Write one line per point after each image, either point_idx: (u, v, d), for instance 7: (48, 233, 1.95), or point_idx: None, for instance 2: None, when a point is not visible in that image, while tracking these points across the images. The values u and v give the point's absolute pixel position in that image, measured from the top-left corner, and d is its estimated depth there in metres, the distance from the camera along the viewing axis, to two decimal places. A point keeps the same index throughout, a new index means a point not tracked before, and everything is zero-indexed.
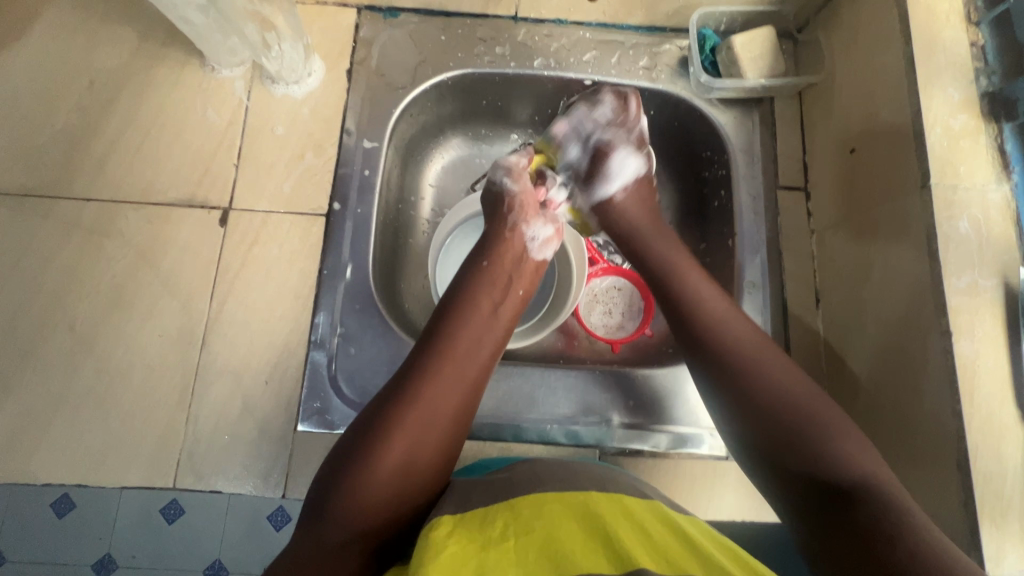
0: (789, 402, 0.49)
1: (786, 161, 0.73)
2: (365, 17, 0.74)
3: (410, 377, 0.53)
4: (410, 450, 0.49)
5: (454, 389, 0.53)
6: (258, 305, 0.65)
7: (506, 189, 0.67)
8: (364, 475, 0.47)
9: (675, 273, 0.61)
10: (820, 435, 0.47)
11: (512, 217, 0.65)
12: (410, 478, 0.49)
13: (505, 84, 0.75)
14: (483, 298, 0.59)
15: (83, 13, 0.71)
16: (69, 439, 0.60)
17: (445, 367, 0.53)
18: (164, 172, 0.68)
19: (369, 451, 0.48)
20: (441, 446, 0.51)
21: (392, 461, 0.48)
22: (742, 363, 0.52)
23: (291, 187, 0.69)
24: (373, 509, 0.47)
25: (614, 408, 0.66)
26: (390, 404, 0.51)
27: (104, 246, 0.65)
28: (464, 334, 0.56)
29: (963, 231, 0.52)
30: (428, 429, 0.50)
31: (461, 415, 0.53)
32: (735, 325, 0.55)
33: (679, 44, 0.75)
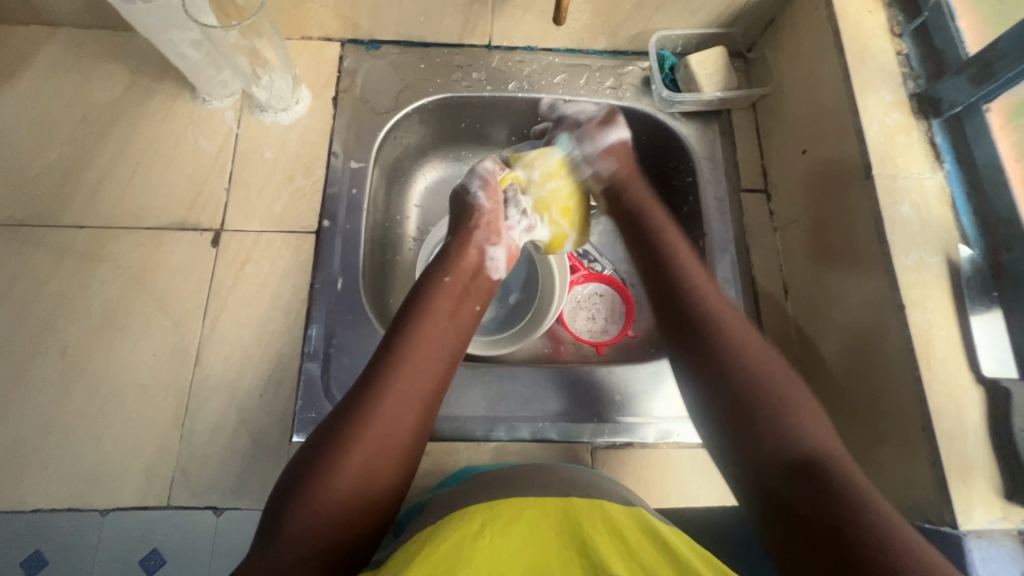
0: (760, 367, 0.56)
1: (747, 166, 0.79)
2: (349, 50, 0.79)
3: (361, 388, 0.54)
4: (368, 467, 0.51)
5: (411, 392, 0.55)
6: (251, 320, 0.67)
7: (477, 202, 0.70)
8: (325, 496, 0.49)
9: (687, 264, 0.66)
10: (790, 406, 0.54)
11: (476, 234, 0.68)
12: (369, 494, 0.51)
13: (482, 106, 0.81)
14: (436, 315, 0.61)
15: (77, 53, 0.75)
16: (59, 463, 0.60)
17: (399, 383, 0.55)
18: (157, 198, 0.70)
19: (332, 456, 0.51)
20: (401, 456, 0.53)
21: (349, 481, 0.50)
22: (720, 331, 0.59)
23: (282, 207, 0.71)
24: (327, 524, 0.48)
25: (603, 403, 0.68)
26: (345, 411, 0.53)
27: (97, 270, 0.66)
28: (411, 350, 0.57)
29: (905, 214, 0.57)
30: (384, 446, 0.52)
31: (420, 413, 0.55)
32: (726, 317, 0.61)
33: (641, 65, 0.82)
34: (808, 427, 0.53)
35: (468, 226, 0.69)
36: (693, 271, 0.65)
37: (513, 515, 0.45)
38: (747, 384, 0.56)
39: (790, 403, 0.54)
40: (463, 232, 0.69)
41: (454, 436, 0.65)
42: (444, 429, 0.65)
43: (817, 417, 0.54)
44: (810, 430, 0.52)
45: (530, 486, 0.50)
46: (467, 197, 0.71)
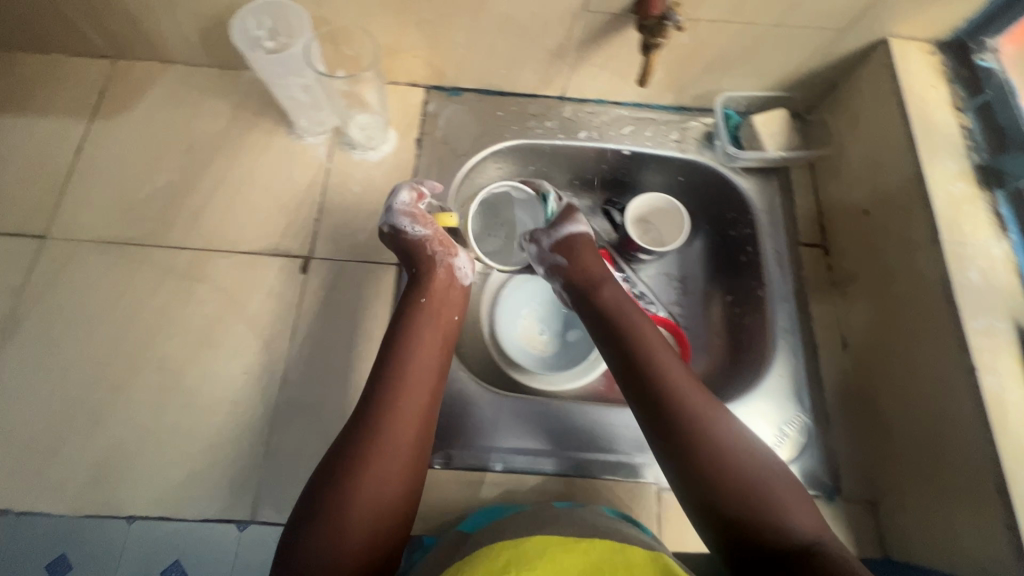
0: (724, 443, 0.56)
1: (806, 221, 0.82)
2: (433, 96, 0.85)
3: (356, 426, 0.57)
4: (377, 482, 0.54)
5: (408, 422, 0.58)
6: (336, 344, 0.70)
7: (418, 236, 0.70)
8: (337, 517, 0.52)
9: (644, 337, 0.64)
10: (757, 477, 0.55)
11: (436, 256, 0.70)
12: (380, 511, 0.54)
13: (553, 152, 0.86)
14: (424, 333, 0.64)
15: (187, 88, 0.82)
16: (151, 472, 0.63)
17: (395, 398, 0.58)
18: (252, 225, 0.75)
19: (341, 495, 0.53)
20: (404, 472, 0.56)
21: (360, 500, 0.53)
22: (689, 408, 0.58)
23: (367, 239, 0.76)
24: (341, 543, 0.51)
25: (632, 444, 0.70)
26: (349, 444, 0.55)
27: (196, 290, 0.71)
28: (403, 366, 0.60)
29: (974, 280, 0.60)
30: (388, 461, 0.55)
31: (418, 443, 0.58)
32: (689, 389, 0.60)
33: (704, 121, 0.87)
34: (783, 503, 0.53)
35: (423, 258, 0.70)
36: (653, 342, 0.63)
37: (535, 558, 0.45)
38: (693, 432, 0.56)
39: (762, 484, 0.54)
40: (422, 259, 0.70)
41: (524, 469, 0.68)
42: (516, 463, 0.68)
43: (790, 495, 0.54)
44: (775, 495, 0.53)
45: (550, 527, 0.53)
46: (404, 236, 0.70)
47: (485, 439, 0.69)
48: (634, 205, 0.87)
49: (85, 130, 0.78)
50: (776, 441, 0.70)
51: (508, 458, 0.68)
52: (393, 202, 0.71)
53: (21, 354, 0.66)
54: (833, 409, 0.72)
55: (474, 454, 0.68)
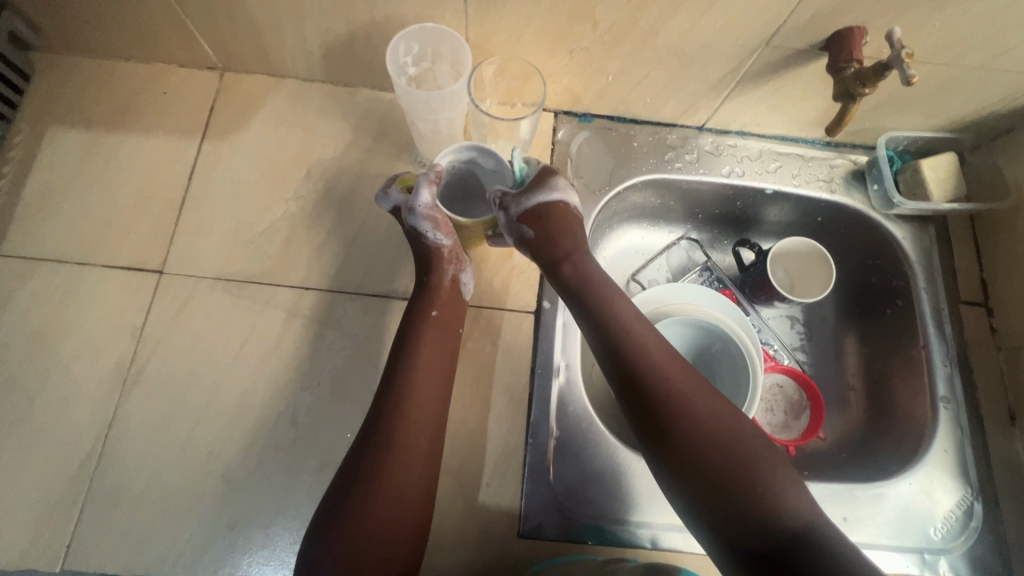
0: (730, 440, 0.50)
1: (966, 277, 0.76)
2: (563, 121, 0.78)
3: (375, 431, 0.53)
4: (397, 491, 0.51)
5: (417, 439, 0.54)
6: (474, 400, 0.66)
7: (437, 243, 0.62)
8: (359, 529, 0.49)
9: (638, 335, 0.56)
10: (754, 471, 0.49)
11: (448, 270, 0.63)
12: (401, 525, 0.51)
13: (688, 188, 0.79)
14: (427, 333, 0.59)
15: (301, 106, 0.75)
16: (291, 539, 0.59)
17: (408, 402, 0.55)
18: (379, 264, 0.70)
19: (351, 519, 0.49)
20: (423, 482, 0.53)
21: (381, 511, 0.50)
22: (695, 423, 0.51)
23: (500, 284, 0.70)
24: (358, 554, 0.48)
25: None
26: (370, 449, 0.52)
27: (324, 336, 0.66)
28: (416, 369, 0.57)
29: None
30: (408, 468, 0.52)
31: (429, 460, 0.54)
32: (696, 400, 0.52)
33: (854, 159, 0.80)
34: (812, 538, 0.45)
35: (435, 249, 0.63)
36: (650, 343, 0.55)
37: None
38: (699, 450, 0.50)
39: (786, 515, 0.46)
40: (432, 265, 0.63)
41: (682, 547, 0.62)
42: (673, 541, 0.62)
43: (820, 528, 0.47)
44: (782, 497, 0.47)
45: None
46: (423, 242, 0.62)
47: (638, 513, 0.62)
48: (789, 241, 0.80)
49: (196, 151, 0.72)
50: (945, 523, 0.65)
51: (663, 535, 0.62)
52: (415, 202, 0.60)
53: (146, 403, 0.62)
54: (1003, 491, 0.67)
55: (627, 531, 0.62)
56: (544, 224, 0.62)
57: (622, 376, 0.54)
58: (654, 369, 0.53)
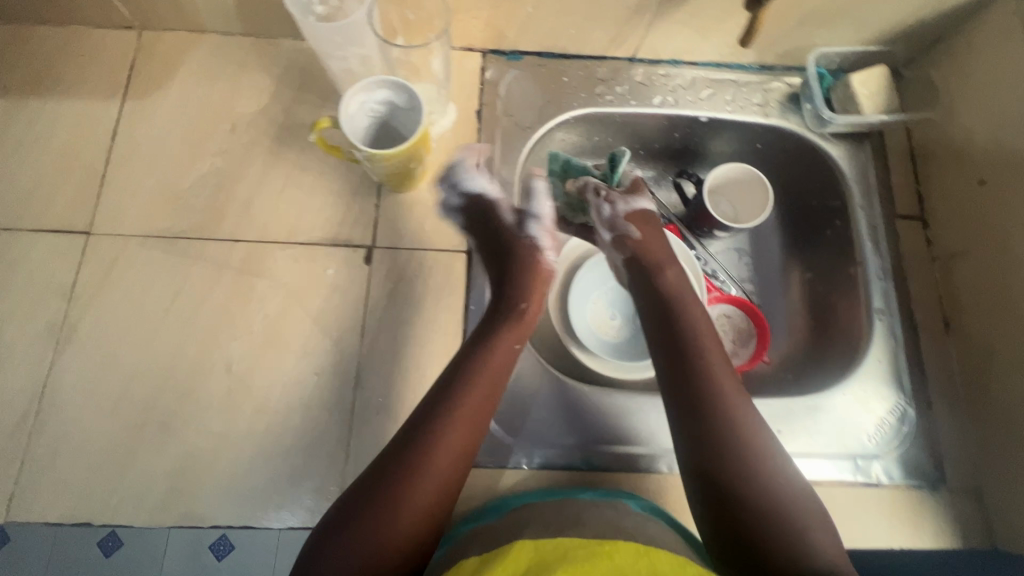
0: (761, 447, 0.54)
1: (902, 191, 0.75)
2: (490, 60, 0.77)
3: (431, 419, 0.53)
4: (441, 483, 0.51)
5: (463, 444, 0.53)
6: (408, 340, 0.66)
7: (515, 233, 0.67)
8: (397, 515, 0.49)
9: (703, 337, 0.61)
10: (771, 481, 0.53)
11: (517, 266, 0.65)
12: (436, 514, 0.51)
13: (622, 122, 0.79)
14: (507, 335, 0.60)
15: (221, 60, 0.74)
16: (231, 481, 0.60)
17: (465, 399, 0.55)
18: (309, 213, 0.69)
19: (388, 501, 0.49)
20: (463, 475, 0.53)
21: (423, 499, 0.50)
22: (736, 421, 0.55)
23: (432, 225, 0.70)
24: (395, 540, 0.48)
25: None
26: (423, 438, 0.52)
27: (255, 286, 0.66)
28: (483, 372, 0.57)
29: None
30: (458, 462, 0.52)
31: (460, 463, 0.53)
32: (739, 400, 0.56)
33: (789, 82, 0.79)
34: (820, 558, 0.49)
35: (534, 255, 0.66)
36: (711, 345, 0.60)
37: (552, 555, 0.45)
38: (729, 442, 0.54)
39: (796, 532, 0.50)
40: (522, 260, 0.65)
41: (616, 466, 0.64)
42: (606, 460, 0.64)
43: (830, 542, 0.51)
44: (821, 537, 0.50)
45: (570, 526, 0.52)
46: (487, 229, 0.67)
47: (572, 436, 0.65)
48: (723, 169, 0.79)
49: (117, 112, 0.72)
50: (877, 429, 0.66)
51: (597, 455, 0.64)
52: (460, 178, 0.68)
53: (81, 361, 0.63)
54: (936, 395, 0.68)
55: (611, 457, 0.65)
56: (639, 224, 0.69)
57: (692, 384, 0.57)
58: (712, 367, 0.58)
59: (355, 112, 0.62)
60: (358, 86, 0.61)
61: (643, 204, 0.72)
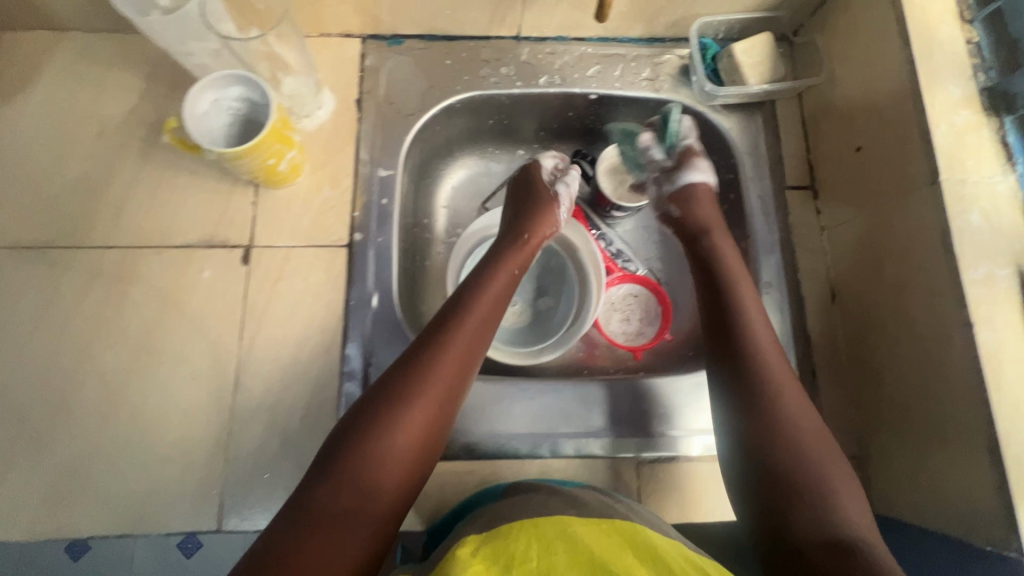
0: (786, 386, 0.57)
1: (793, 161, 0.75)
2: (370, 46, 0.75)
3: (424, 352, 0.58)
4: (433, 408, 0.55)
5: (451, 384, 0.57)
6: (287, 340, 0.65)
7: (559, 194, 0.74)
8: (387, 438, 0.52)
9: (739, 290, 0.64)
10: (790, 421, 0.55)
11: (539, 225, 0.72)
12: (427, 441, 0.55)
13: (512, 103, 0.78)
14: (493, 280, 0.66)
15: (87, 60, 0.71)
16: (108, 489, 0.60)
17: (456, 337, 0.59)
18: (183, 214, 0.68)
19: (381, 426, 0.53)
20: (451, 406, 0.57)
21: (414, 425, 0.54)
22: (761, 362, 0.59)
23: (310, 221, 0.69)
24: (388, 462, 0.52)
25: (608, 421, 0.67)
26: (415, 370, 0.56)
27: (129, 292, 0.65)
28: (473, 312, 0.62)
29: (975, 223, 0.53)
30: (448, 391, 0.57)
31: (451, 395, 0.57)
32: (765, 341, 0.60)
33: (680, 53, 0.77)
34: (847, 506, 0.51)
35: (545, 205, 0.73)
36: (745, 293, 0.64)
37: (553, 534, 0.42)
38: (756, 381, 0.58)
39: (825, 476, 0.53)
40: (536, 221, 0.71)
41: (500, 454, 0.65)
42: (488, 448, 0.65)
43: (855, 492, 0.52)
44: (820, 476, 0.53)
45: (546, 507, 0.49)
46: (532, 188, 0.74)
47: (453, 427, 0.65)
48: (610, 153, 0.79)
49: None
50: None
51: (479, 444, 0.65)
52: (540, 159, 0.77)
53: None
54: (820, 364, 0.68)
55: (609, 433, 0.66)
56: (682, 204, 0.72)
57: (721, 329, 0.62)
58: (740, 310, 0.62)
59: (209, 109, 0.60)
60: (194, 88, 0.58)
61: (699, 178, 0.72)
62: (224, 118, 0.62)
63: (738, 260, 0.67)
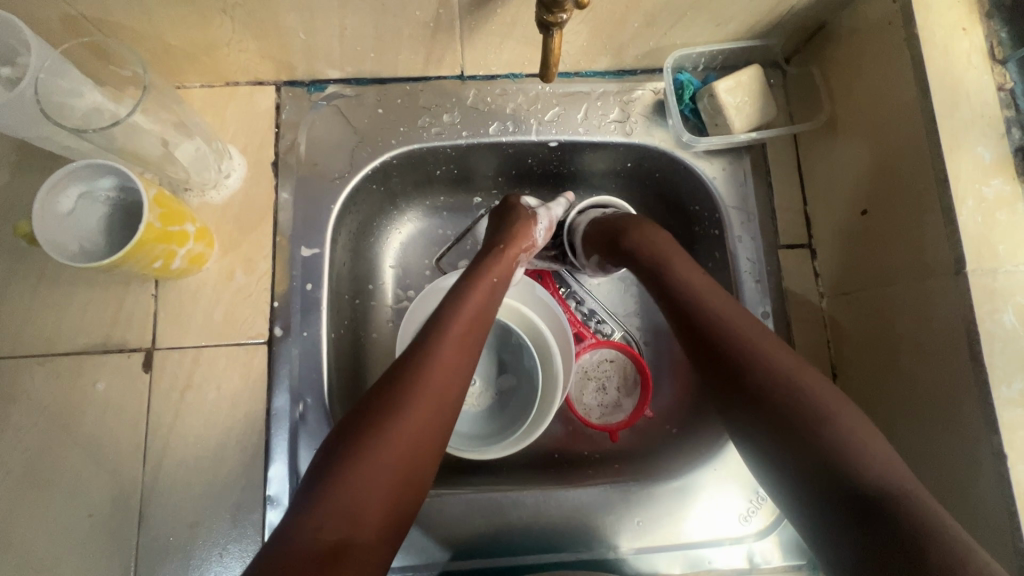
0: (775, 349, 0.48)
1: (787, 215, 0.65)
2: (286, 96, 0.63)
3: (410, 360, 0.49)
4: (425, 423, 0.46)
5: (444, 391, 0.48)
6: (200, 462, 0.56)
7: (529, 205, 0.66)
8: (369, 463, 0.43)
9: (675, 270, 0.55)
10: (806, 386, 0.45)
11: (522, 224, 0.63)
12: (418, 465, 0.45)
13: (459, 154, 0.67)
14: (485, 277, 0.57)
15: None
16: None
17: (447, 340, 0.50)
18: (70, 314, 0.58)
19: (364, 451, 0.43)
20: (448, 424, 0.48)
21: (403, 439, 0.44)
22: (738, 327, 0.49)
23: (223, 315, 0.59)
24: (377, 491, 0.42)
25: (578, 538, 0.58)
26: (401, 380, 0.47)
27: (8, 414, 0.55)
28: (462, 315, 0.53)
29: (1009, 326, 0.44)
30: (441, 406, 0.47)
31: (448, 408, 0.48)
32: (726, 306, 0.51)
33: (653, 88, 0.66)
34: (878, 463, 0.42)
35: (519, 215, 0.64)
36: (681, 265, 0.55)
37: None
38: (739, 349, 0.48)
39: (842, 422, 0.43)
40: (521, 228, 0.63)
41: None
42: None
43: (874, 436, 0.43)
44: (884, 459, 0.41)
45: None
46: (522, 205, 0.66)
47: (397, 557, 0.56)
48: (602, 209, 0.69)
49: None
50: (751, 508, 0.58)
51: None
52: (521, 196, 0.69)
53: None
54: None
55: (579, 552, 0.57)
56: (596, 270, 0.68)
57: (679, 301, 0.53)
58: (687, 285, 0.53)
59: (76, 203, 0.49)
60: (43, 190, 0.46)
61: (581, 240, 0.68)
62: (96, 207, 0.51)
63: (672, 245, 0.57)
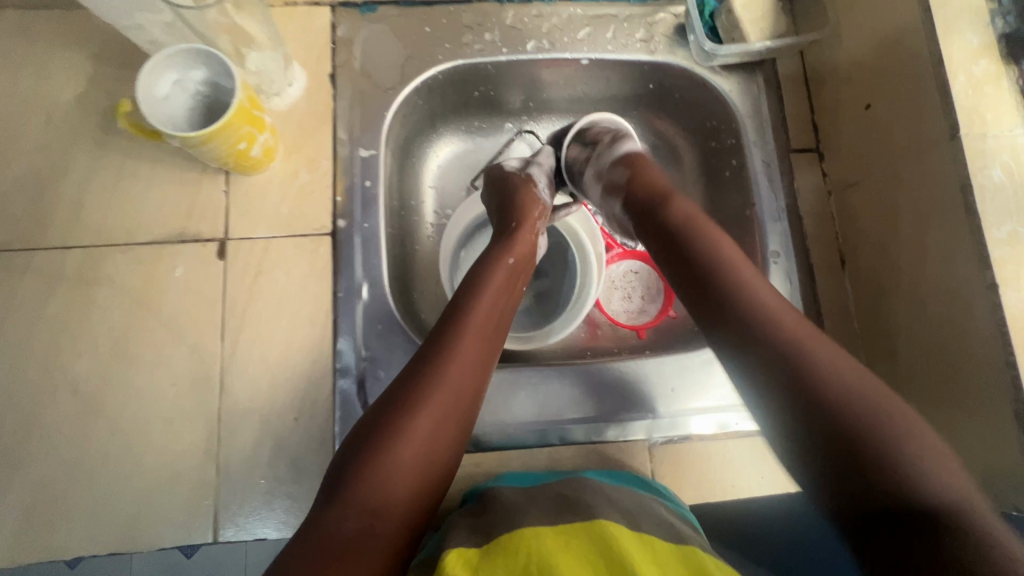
0: (802, 322, 0.46)
1: (797, 123, 0.71)
2: (341, 15, 0.69)
3: (419, 371, 0.49)
4: (436, 431, 0.47)
5: (461, 391, 0.49)
6: (273, 338, 0.61)
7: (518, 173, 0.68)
8: (387, 470, 0.44)
9: (708, 241, 0.53)
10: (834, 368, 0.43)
11: (526, 209, 0.63)
12: (431, 470, 0.47)
13: (497, 72, 0.72)
14: (494, 281, 0.56)
15: (26, 41, 0.64)
16: (92, 509, 0.56)
17: (459, 346, 0.51)
18: (148, 207, 0.62)
19: (383, 456, 0.45)
20: (460, 431, 0.49)
21: (417, 450, 0.46)
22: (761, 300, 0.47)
23: (289, 209, 0.64)
24: (396, 496, 0.44)
25: (620, 402, 0.64)
26: (411, 389, 0.48)
27: (96, 295, 0.60)
28: (474, 320, 0.53)
29: (996, 180, 0.51)
30: (450, 415, 0.48)
31: (460, 417, 0.49)
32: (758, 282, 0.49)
33: (674, 11, 0.72)
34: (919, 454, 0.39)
35: (529, 193, 0.66)
36: (705, 240, 0.53)
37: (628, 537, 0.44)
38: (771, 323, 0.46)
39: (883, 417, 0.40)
40: (526, 214, 0.63)
41: (505, 441, 0.62)
42: (495, 439, 0.62)
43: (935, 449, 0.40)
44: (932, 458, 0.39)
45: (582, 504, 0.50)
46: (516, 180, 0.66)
47: None
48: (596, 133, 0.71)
49: None
50: None
51: (485, 434, 0.62)
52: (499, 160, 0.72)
53: None
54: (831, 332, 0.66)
55: (621, 415, 0.63)
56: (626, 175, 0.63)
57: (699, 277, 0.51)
58: (715, 258, 0.51)
59: (170, 91, 0.55)
60: (145, 71, 0.52)
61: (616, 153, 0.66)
62: (187, 95, 0.56)
63: (703, 219, 0.55)
